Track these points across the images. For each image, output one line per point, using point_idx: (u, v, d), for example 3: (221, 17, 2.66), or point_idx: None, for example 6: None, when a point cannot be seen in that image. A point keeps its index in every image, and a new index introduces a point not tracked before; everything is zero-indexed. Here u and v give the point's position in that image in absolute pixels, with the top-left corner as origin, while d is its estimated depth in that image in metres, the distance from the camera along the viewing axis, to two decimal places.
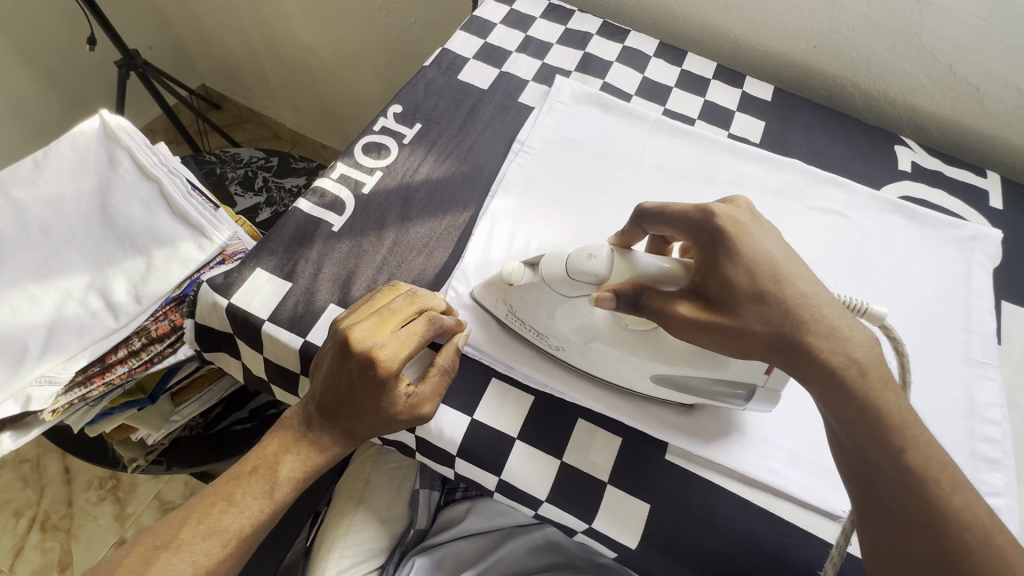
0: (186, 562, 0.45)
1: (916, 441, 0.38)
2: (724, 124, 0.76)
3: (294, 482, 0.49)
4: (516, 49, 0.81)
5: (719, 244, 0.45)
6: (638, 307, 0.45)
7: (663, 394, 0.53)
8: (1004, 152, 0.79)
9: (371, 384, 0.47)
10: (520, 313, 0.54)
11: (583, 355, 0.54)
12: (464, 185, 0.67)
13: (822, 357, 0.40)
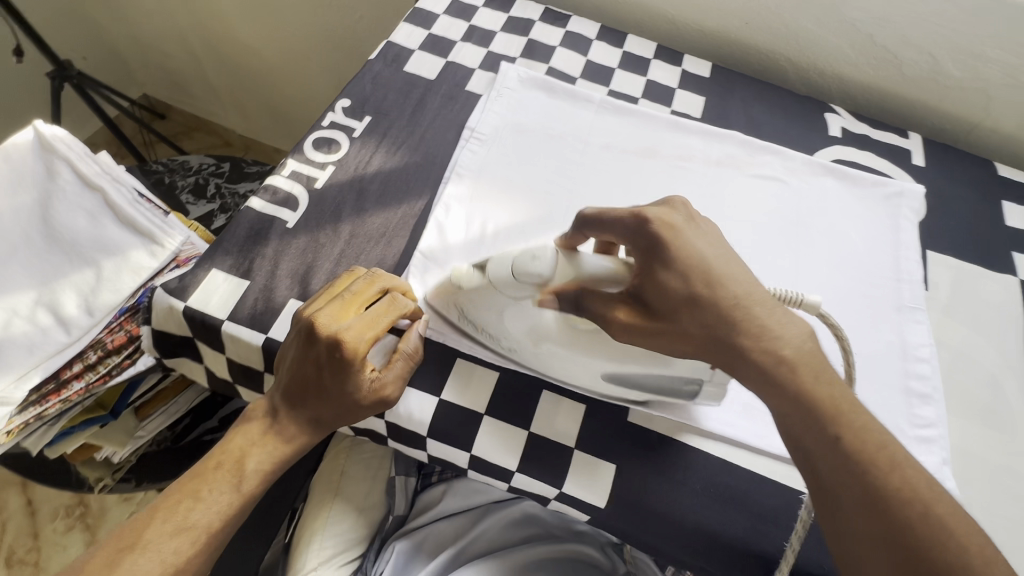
0: (153, 563, 0.45)
1: (852, 426, 0.41)
2: (666, 102, 0.79)
3: (261, 476, 0.50)
4: (461, 38, 0.82)
5: (657, 249, 0.47)
6: (572, 307, 0.49)
7: (612, 392, 0.55)
8: (924, 114, 0.84)
9: (338, 367, 0.48)
10: (470, 316, 0.55)
11: (537, 357, 0.55)
12: (417, 174, 0.68)
13: (753, 355, 0.44)
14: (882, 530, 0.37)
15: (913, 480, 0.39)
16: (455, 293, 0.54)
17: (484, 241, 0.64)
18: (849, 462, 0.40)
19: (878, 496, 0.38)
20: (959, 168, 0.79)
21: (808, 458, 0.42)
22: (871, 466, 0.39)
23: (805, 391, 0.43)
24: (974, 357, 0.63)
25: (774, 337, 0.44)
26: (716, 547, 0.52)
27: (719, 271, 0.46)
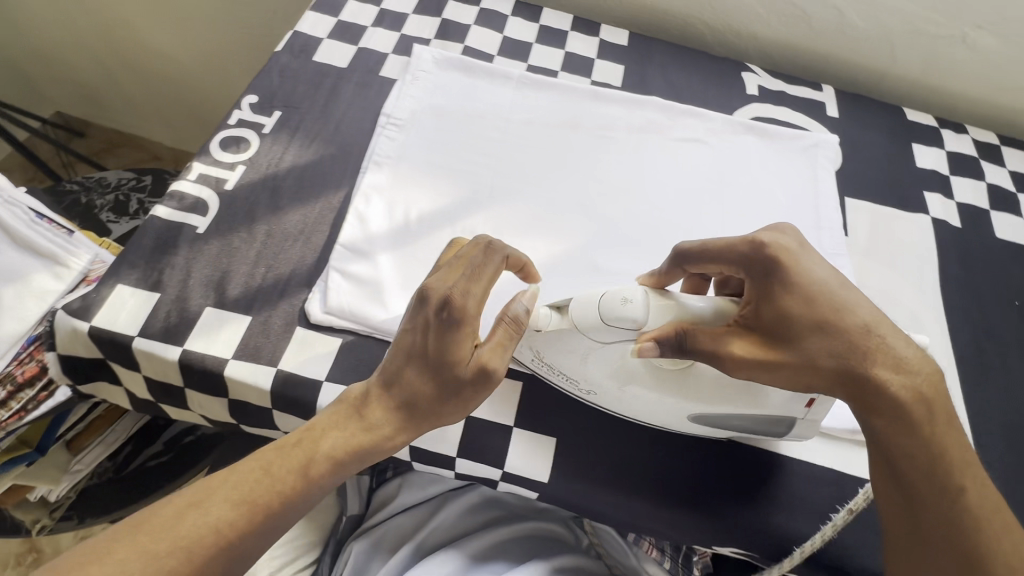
0: (199, 529, 0.40)
1: (970, 475, 0.43)
2: (586, 73, 0.79)
3: (332, 463, 0.45)
4: (372, 23, 0.79)
5: (774, 273, 0.46)
6: (675, 352, 0.45)
7: (697, 430, 0.54)
8: (834, 67, 0.87)
9: (449, 329, 0.45)
10: (548, 357, 0.52)
11: (620, 398, 0.52)
12: (333, 167, 0.66)
13: (891, 389, 0.42)
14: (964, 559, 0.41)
15: (1000, 527, 0.42)
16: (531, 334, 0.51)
17: (409, 229, 0.62)
18: (948, 512, 0.42)
19: (975, 547, 0.41)
20: (870, 116, 0.81)
21: (906, 489, 0.43)
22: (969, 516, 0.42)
23: (935, 437, 0.43)
24: (895, 295, 0.66)
25: (909, 370, 0.43)
26: (659, 507, 0.53)
27: (847, 296, 0.45)
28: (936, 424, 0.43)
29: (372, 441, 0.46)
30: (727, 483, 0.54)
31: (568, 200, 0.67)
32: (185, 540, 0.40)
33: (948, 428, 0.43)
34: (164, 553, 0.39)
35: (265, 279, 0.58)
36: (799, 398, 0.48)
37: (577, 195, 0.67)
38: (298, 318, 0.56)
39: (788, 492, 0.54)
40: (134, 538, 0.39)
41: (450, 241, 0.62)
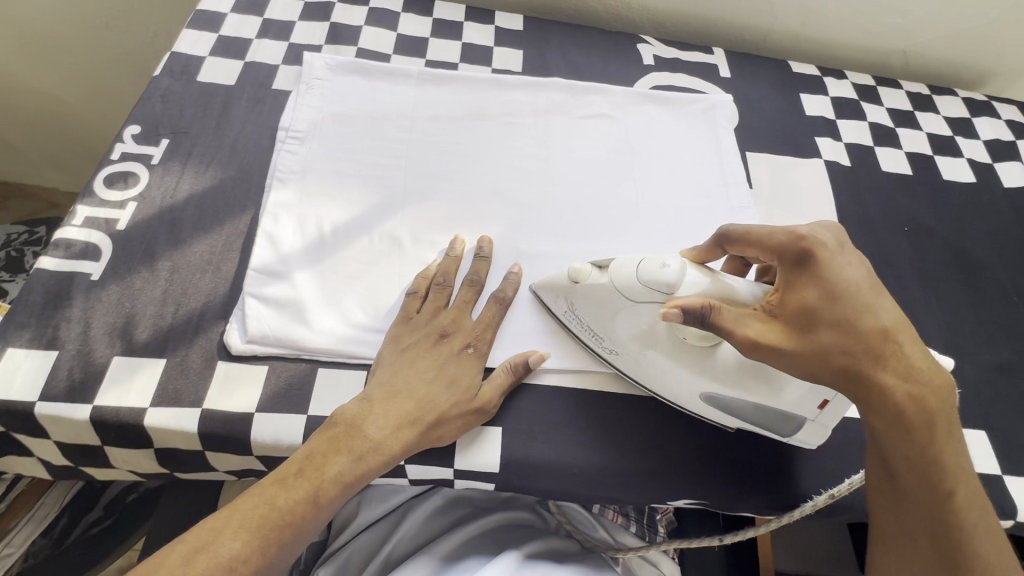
0: (216, 562, 0.43)
1: (961, 480, 0.45)
2: (486, 62, 0.79)
3: (341, 486, 0.48)
4: (256, 35, 0.75)
5: (807, 265, 0.47)
6: (698, 322, 0.46)
7: (709, 414, 0.55)
8: (721, 30, 0.91)
9: (467, 363, 0.54)
10: (581, 319, 0.55)
11: (635, 362, 0.54)
12: (235, 190, 0.63)
13: (889, 394, 0.44)
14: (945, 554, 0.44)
15: (983, 532, 0.45)
16: (569, 287, 0.54)
17: (325, 243, 0.60)
18: (934, 511, 0.44)
19: (958, 544, 0.44)
20: (759, 72, 0.86)
21: (894, 480, 0.46)
22: (954, 516, 0.44)
23: (935, 443, 0.44)
24: None
25: (916, 379, 0.45)
26: (614, 478, 0.54)
27: (860, 300, 0.45)
28: (937, 429, 0.45)
29: (378, 461, 0.49)
30: (671, 441, 0.56)
31: (485, 191, 0.67)
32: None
33: (947, 434, 0.45)
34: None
35: (176, 317, 0.55)
36: (813, 396, 0.49)
37: (493, 184, 0.68)
38: (217, 353, 0.54)
39: (729, 440, 0.56)
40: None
41: (369, 248, 0.61)
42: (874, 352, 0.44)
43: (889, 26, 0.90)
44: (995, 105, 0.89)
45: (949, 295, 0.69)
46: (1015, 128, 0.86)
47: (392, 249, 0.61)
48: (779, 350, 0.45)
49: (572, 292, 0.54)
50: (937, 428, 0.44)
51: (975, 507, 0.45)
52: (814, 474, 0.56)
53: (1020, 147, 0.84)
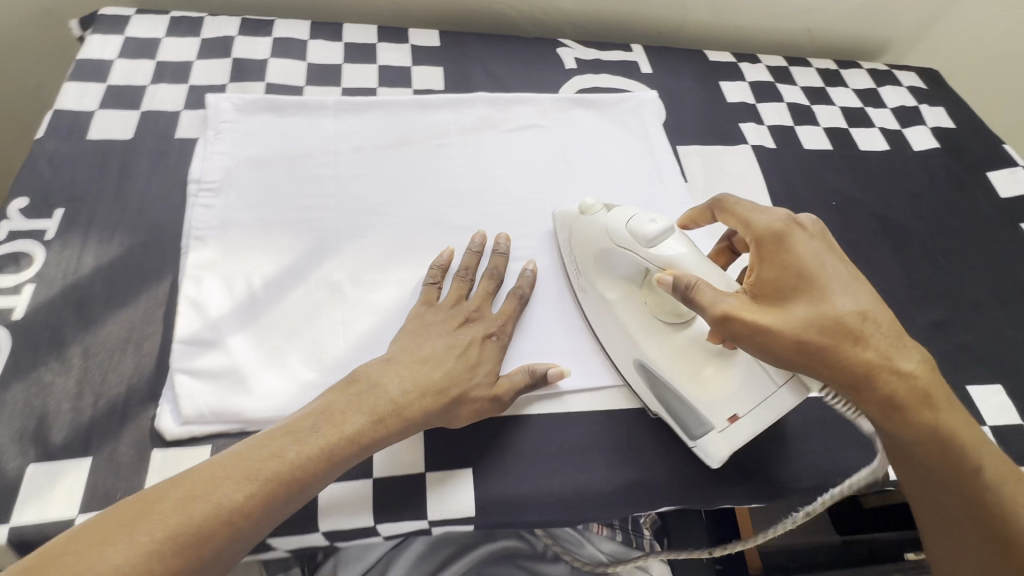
0: (208, 506, 0.39)
1: (967, 444, 0.46)
2: (406, 84, 0.76)
3: (356, 447, 0.45)
4: (151, 80, 0.69)
5: (778, 245, 0.50)
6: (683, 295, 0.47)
7: (640, 390, 0.56)
8: (637, 25, 0.92)
9: (489, 351, 0.55)
10: (578, 265, 0.59)
11: (602, 313, 0.57)
12: (147, 256, 0.57)
13: (872, 376, 0.45)
14: (977, 517, 0.46)
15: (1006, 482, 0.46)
16: (577, 219, 0.59)
17: (257, 300, 0.56)
18: (952, 480, 0.46)
19: (987, 503, 0.46)
20: (678, 64, 0.87)
21: (908, 463, 0.48)
22: (971, 481, 0.46)
23: (929, 417, 0.45)
24: None
25: (898, 358, 0.46)
26: (595, 503, 0.53)
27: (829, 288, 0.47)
28: (924, 404, 0.46)
29: (398, 424, 0.47)
30: (645, 452, 0.55)
31: (423, 219, 0.65)
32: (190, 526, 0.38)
33: (938, 405, 0.46)
34: (165, 536, 0.37)
35: (97, 408, 0.49)
36: (726, 405, 0.50)
37: (431, 211, 0.65)
38: (150, 441, 0.49)
39: None
40: (133, 524, 0.37)
41: (306, 298, 0.57)
42: (851, 342, 0.45)
43: (792, 8, 0.93)
44: (896, 73, 0.94)
45: (882, 261, 0.72)
46: (917, 93, 0.92)
47: (332, 295, 0.58)
48: (758, 327, 0.45)
49: (584, 233, 0.58)
50: (928, 402, 0.46)
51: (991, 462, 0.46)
52: (781, 461, 0.57)
53: (924, 110, 0.89)
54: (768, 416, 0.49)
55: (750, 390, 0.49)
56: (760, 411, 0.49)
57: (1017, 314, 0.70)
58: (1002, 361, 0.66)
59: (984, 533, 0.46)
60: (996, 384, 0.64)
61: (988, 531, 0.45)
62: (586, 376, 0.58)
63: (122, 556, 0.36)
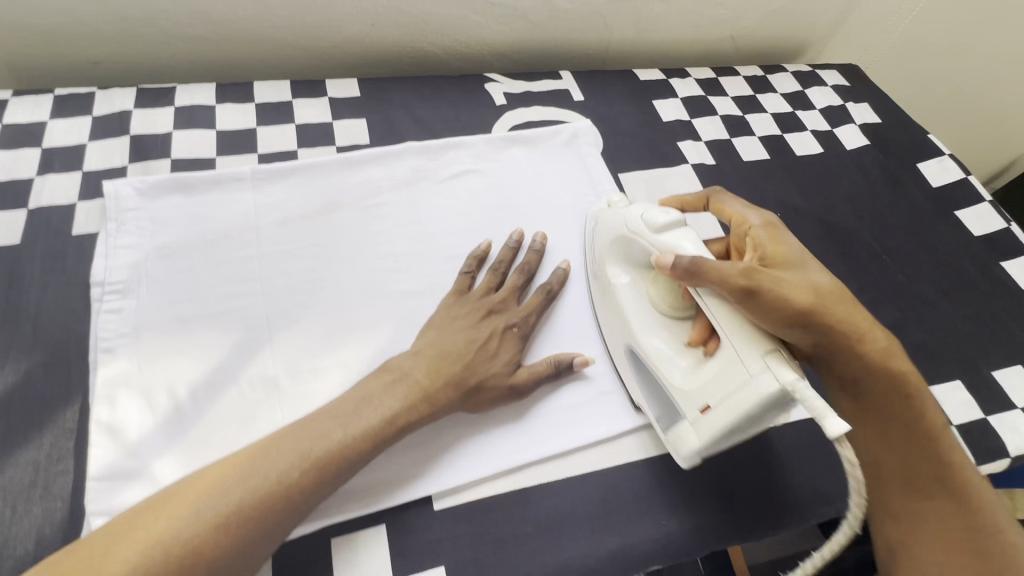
0: (244, 486, 0.42)
1: (931, 421, 0.51)
2: (328, 141, 0.71)
3: (390, 432, 0.48)
4: (37, 171, 0.62)
5: (762, 229, 0.54)
6: (688, 271, 0.49)
7: (631, 379, 0.58)
8: (564, 49, 0.91)
9: (510, 341, 0.57)
10: (597, 250, 0.62)
11: (605, 296, 0.60)
12: (48, 379, 0.51)
13: (851, 341, 0.49)
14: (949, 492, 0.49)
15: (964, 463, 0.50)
16: (598, 214, 0.64)
17: (184, 413, 0.50)
18: (924, 456, 0.50)
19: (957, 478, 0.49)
20: (610, 87, 0.86)
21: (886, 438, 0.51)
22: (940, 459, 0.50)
23: (899, 385, 0.51)
24: None
25: (869, 329, 0.51)
26: None
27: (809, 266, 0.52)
28: (896, 373, 0.50)
29: (428, 414, 0.50)
30: (624, 514, 0.53)
31: (363, 290, 0.60)
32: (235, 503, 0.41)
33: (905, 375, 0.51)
34: (237, 496, 0.41)
35: None
36: (698, 394, 0.50)
37: (370, 280, 0.61)
38: None
39: (677, 493, 0.54)
40: (206, 492, 0.41)
41: (240, 401, 0.52)
42: (836, 308, 0.49)
43: (713, 18, 0.94)
44: (820, 73, 0.96)
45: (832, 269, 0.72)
46: (842, 91, 0.93)
47: (269, 393, 0.53)
48: (768, 285, 0.47)
49: (605, 228, 0.61)
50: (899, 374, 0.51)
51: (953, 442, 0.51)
52: (760, 499, 0.55)
53: (850, 108, 0.91)
54: (741, 408, 0.46)
55: (725, 381, 0.48)
56: (733, 402, 0.47)
57: (964, 306, 0.71)
58: (957, 356, 0.67)
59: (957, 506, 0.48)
60: (955, 382, 0.65)
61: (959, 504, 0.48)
62: (554, 441, 0.55)
63: (202, 516, 0.40)
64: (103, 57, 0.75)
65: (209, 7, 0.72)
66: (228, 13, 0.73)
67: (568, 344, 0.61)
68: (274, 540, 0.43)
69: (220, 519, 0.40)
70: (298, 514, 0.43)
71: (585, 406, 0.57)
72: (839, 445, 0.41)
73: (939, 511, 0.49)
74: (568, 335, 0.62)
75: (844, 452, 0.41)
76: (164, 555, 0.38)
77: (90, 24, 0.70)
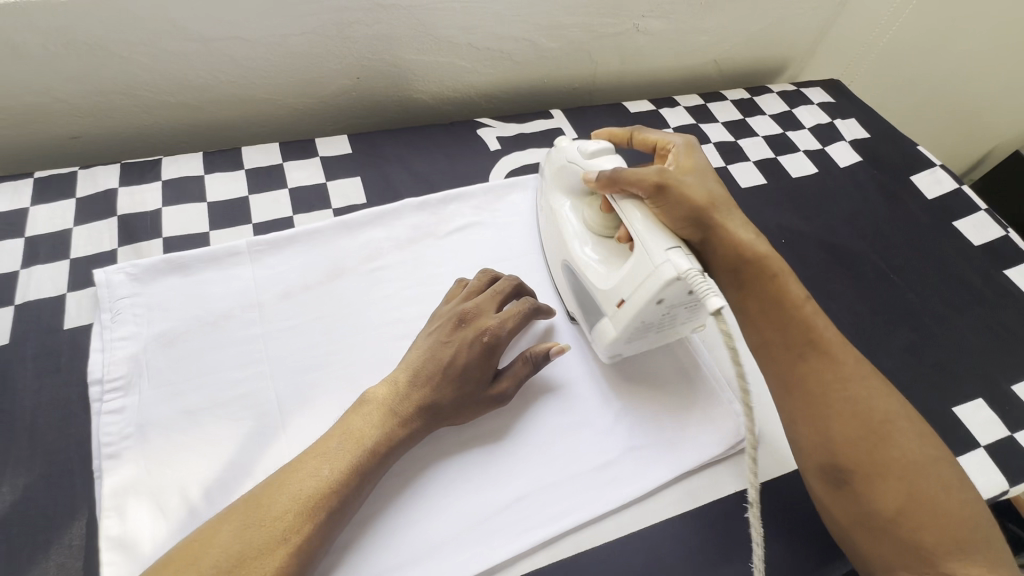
0: (233, 538, 0.42)
1: (836, 350, 0.51)
2: (324, 204, 0.70)
3: (375, 460, 0.49)
4: (22, 263, 0.59)
5: (678, 150, 0.59)
6: (609, 178, 0.54)
7: (564, 285, 0.63)
8: (551, 86, 0.91)
9: (484, 353, 0.54)
10: (544, 180, 0.67)
11: (545, 218, 0.66)
12: (51, 494, 0.48)
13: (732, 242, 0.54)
14: (858, 423, 0.47)
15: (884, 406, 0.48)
16: (549, 156, 0.68)
17: (199, 516, 0.48)
18: (832, 381, 0.49)
19: (863, 406, 0.48)
20: (601, 123, 0.85)
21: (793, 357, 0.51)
22: (846, 388, 0.49)
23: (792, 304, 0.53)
24: None
25: (752, 237, 0.55)
26: None
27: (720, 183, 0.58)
28: (787, 288, 0.53)
29: (407, 433, 0.51)
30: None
31: (373, 359, 0.58)
32: (225, 553, 0.42)
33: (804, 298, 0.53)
34: (237, 549, 0.42)
35: None
36: (613, 292, 0.52)
37: (380, 349, 0.59)
38: None
39: (719, 548, 0.53)
40: (201, 550, 0.42)
41: None
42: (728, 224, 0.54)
43: (695, 44, 0.94)
44: (805, 91, 0.97)
45: (841, 293, 0.72)
46: (827, 108, 0.94)
47: None
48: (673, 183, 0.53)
49: (550, 160, 0.65)
50: (794, 293, 0.53)
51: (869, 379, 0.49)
52: (812, 549, 0.54)
53: (839, 125, 0.92)
54: (647, 293, 0.48)
55: (635, 274, 0.50)
56: (639, 293, 0.49)
57: (974, 319, 0.72)
58: (975, 373, 0.67)
59: (861, 434, 0.47)
60: (977, 400, 0.65)
61: (862, 433, 0.47)
62: (587, 505, 0.53)
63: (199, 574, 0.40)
64: (82, 132, 0.72)
65: (190, 76, 0.71)
66: (210, 78, 0.72)
67: (585, 398, 0.59)
68: None
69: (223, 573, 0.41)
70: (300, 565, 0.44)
71: (617, 462, 0.56)
72: (718, 319, 0.43)
73: (815, 372, 0.50)
74: (584, 388, 0.60)
75: (719, 325, 0.43)
76: None
77: (66, 101, 0.68)
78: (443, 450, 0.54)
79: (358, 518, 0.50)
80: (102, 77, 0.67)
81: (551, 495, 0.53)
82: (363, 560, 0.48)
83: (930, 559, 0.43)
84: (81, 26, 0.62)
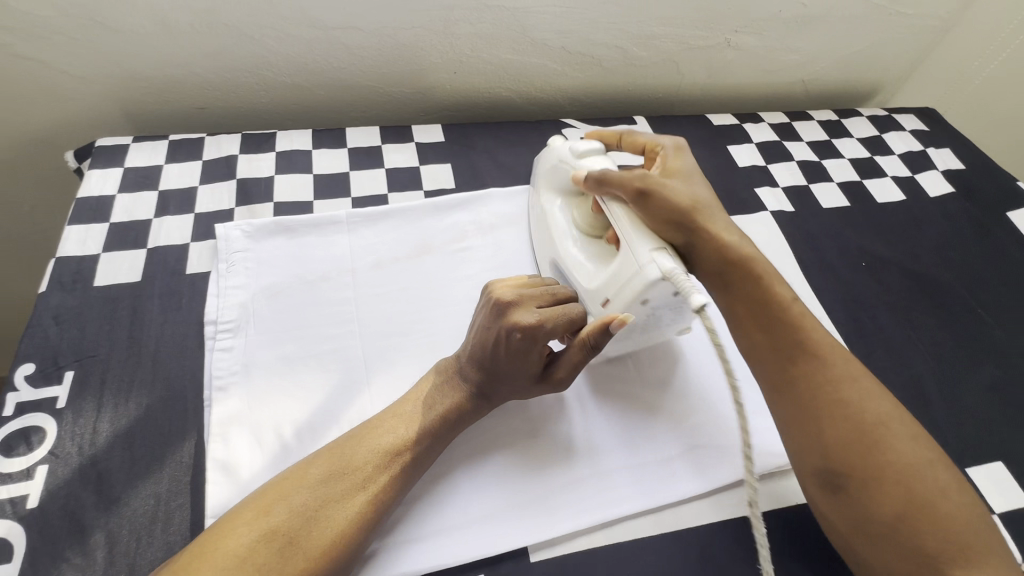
0: (324, 476, 0.47)
1: (825, 353, 0.50)
2: (416, 185, 0.74)
3: (446, 423, 0.52)
4: (155, 213, 0.67)
5: (667, 154, 0.59)
6: (597, 182, 0.55)
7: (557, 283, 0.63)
8: (635, 93, 0.93)
9: (519, 350, 0.51)
10: (537, 181, 0.68)
11: (540, 227, 0.66)
12: (167, 414, 0.53)
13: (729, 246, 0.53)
14: (852, 425, 0.47)
15: (880, 409, 0.48)
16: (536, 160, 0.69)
17: (290, 452, 0.52)
18: (821, 380, 0.49)
19: (855, 413, 0.47)
20: (684, 132, 0.87)
21: (787, 357, 0.51)
22: (834, 390, 0.48)
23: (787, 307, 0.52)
24: None
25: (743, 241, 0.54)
26: None
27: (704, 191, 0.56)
28: (782, 292, 0.53)
29: (470, 405, 0.53)
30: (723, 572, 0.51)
31: (452, 332, 0.62)
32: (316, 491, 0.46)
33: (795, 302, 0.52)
34: (327, 487, 0.46)
35: None
36: (598, 291, 0.53)
37: (460, 323, 0.63)
38: None
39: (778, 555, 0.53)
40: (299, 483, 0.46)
41: None
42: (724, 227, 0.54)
43: (784, 63, 0.94)
44: (897, 118, 0.95)
45: (922, 323, 0.70)
46: (920, 136, 0.92)
47: None
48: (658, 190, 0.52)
49: (544, 161, 0.66)
50: (787, 296, 0.53)
51: (863, 387, 0.49)
52: None
53: (931, 154, 0.89)
54: (632, 292, 0.49)
55: (620, 273, 0.51)
56: (623, 290, 0.50)
57: None
58: None
59: (850, 436, 0.47)
60: None
61: (855, 434, 0.47)
62: (648, 494, 0.54)
63: (296, 505, 0.45)
64: (209, 104, 0.80)
65: (307, 59, 0.77)
66: (325, 63, 0.78)
67: (646, 394, 0.61)
68: (364, 532, 0.46)
69: (314, 505, 0.45)
70: (380, 507, 0.47)
71: (680, 458, 0.57)
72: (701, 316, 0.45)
73: (806, 371, 0.50)
74: (638, 378, 0.61)
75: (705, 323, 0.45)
76: (269, 533, 0.43)
77: (201, 75, 0.76)
78: (507, 425, 0.57)
79: (431, 474, 0.54)
80: (235, 55, 0.75)
81: (613, 478, 0.55)
82: (431, 515, 0.51)
83: (935, 565, 0.43)
84: (224, 9, 0.69)
